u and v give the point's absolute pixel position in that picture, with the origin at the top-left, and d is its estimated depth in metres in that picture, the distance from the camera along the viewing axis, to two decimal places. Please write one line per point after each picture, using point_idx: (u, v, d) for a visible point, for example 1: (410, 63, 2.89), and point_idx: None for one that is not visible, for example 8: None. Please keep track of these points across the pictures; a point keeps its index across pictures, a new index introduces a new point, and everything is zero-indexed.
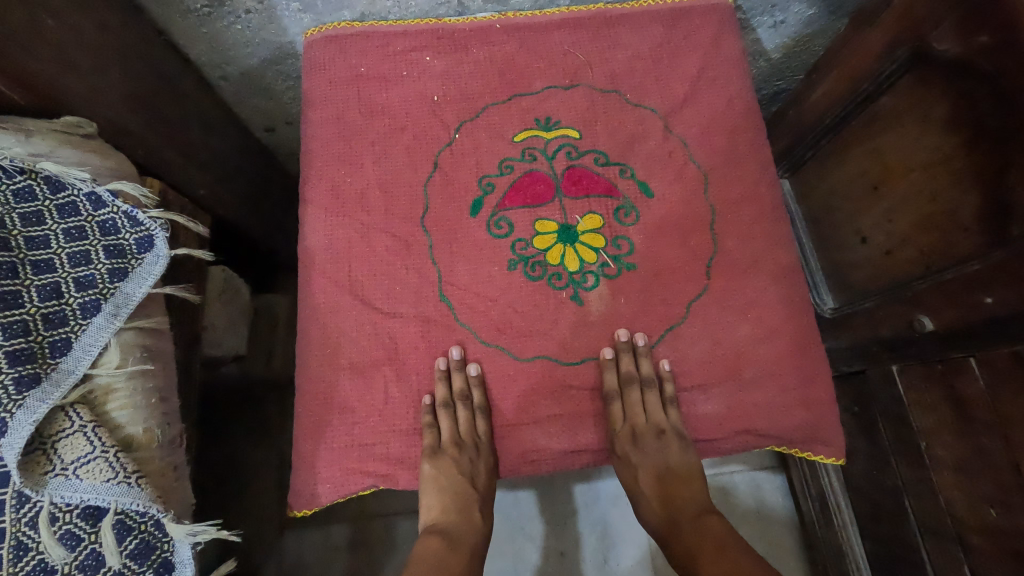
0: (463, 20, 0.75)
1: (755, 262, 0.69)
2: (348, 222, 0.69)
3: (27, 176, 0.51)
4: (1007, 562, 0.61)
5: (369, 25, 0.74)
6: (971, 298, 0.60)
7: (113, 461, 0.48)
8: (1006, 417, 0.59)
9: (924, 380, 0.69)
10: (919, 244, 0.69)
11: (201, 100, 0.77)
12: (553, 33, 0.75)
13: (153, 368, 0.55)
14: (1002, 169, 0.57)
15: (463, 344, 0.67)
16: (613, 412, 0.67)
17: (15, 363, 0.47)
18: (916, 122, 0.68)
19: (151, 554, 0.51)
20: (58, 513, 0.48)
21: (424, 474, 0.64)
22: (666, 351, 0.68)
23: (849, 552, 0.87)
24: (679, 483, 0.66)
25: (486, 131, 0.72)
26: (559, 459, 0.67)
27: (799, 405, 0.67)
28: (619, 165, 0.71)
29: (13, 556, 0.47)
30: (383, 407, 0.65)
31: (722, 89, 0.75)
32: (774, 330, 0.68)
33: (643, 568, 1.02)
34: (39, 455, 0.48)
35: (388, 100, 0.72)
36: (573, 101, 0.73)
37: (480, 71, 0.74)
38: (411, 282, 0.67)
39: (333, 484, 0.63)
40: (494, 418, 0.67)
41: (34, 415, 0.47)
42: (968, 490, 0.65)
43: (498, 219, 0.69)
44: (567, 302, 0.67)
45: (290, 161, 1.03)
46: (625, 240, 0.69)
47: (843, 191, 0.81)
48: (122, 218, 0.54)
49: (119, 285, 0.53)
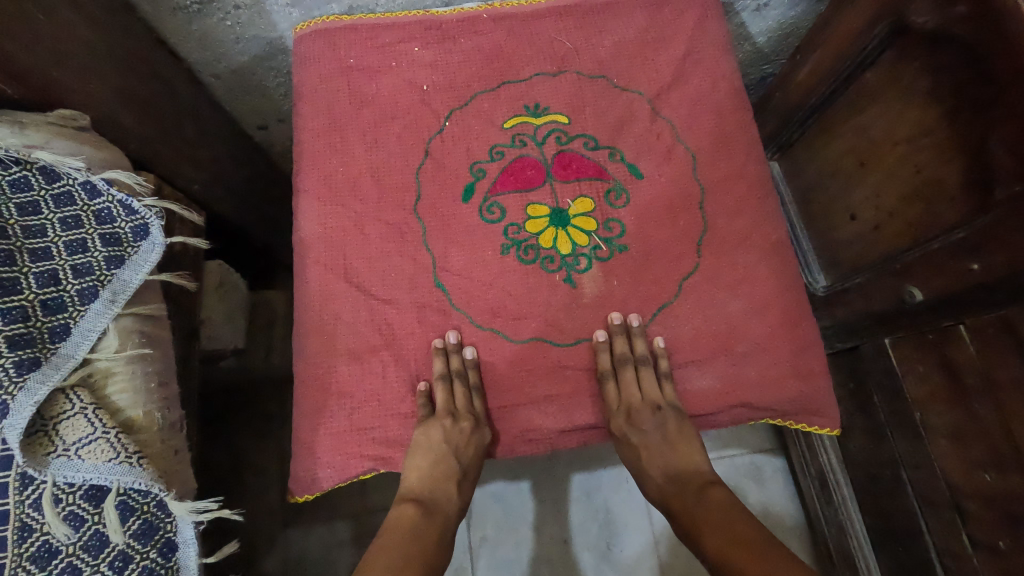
0: (451, 11, 0.76)
1: (745, 239, 0.70)
2: (342, 212, 0.69)
3: (22, 167, 0.51)
4: (1005, 526, 0.61)
5: (357, 18, 0.74)
6: (958, 265, 0.61)
7: (114, 441, 0.49)
8: (997, 380, 0.60)
9: (917, 349, 0.70)
10: (907, 217, 0.69)
11: (194, 97, 0.77)
12: (540, 21, 0.76)
13: (152, 352, 0.56)
14: (983, 137, 0.58)
15: (459, 329, 0.67)
16: (608, 392, 0.67)
17: (14, 348, 0.47)
18: (900, 96, 0.68)
19: (155, 534, 0.51)
20: (62, 494, 0.49)
21: (412, 440, 0.64)
22: (659, 329, 0.69)
23: (850, 528, 0.88)
24: (678, 456, 0.67)
25: (476, 118, 0.73)
26: (556, 438, 0.68)
27: (792, 378, 0.68)
28: (609, 149, 0.72)
29: (18, 537, 0.47)
30: (382, 392, 0.66)
31: (709, 73, 0.76)
32: (766, 307, 0.69)
33: (646, 553, 1.03)
34: (41, 437, 0.48)
35: (379, 90, 0.73)
36: (562, 87, 0.74)
37: (469, 60, 0.74)
38: (406, 268, 0.68)
39: (333, 469, 0.64)
40: (489, 399, 0.67)
41: (35, 397, 0.47)
42: (962, 456, 0.66)
43: (490, 204, 0.70)
44: (560, 284, 0.68)
45: (283, 158, 1.03)
46: (617, 223, 0.70)
47: (831, 168, 0.82)
48: (117, 207, 0.55)
49: (116, 272, 0.54)
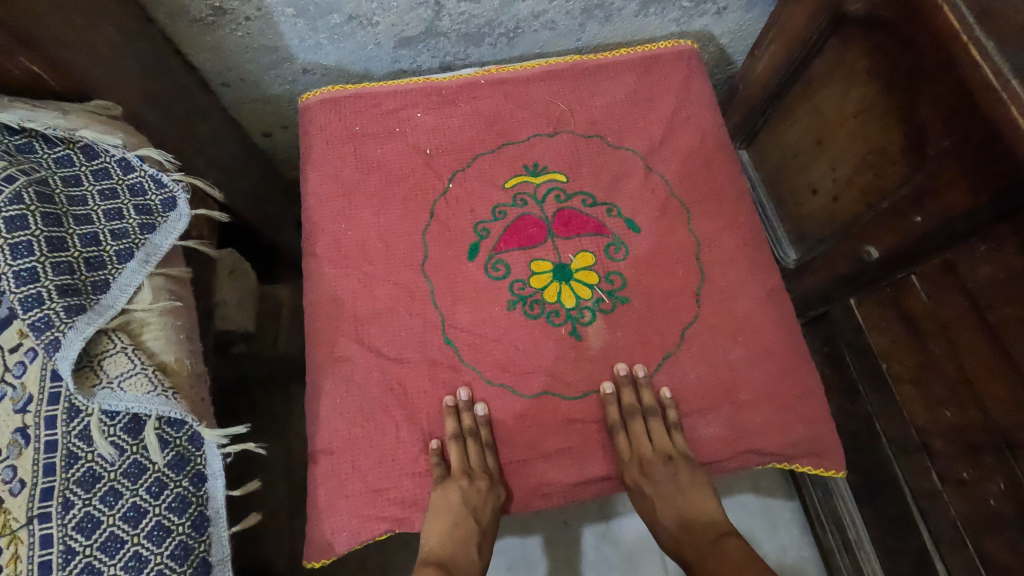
0: (451, 78, 0.85)
1: (705, 215, 0.80)
2: (352, 274, 0.76)
3: (65, 147, 0.58)
4: (967, 458, 0.66)
5: (364, 87, 0.84)
6: (903, 219, 0.68)
7: (152, 375, 0.54)
8: (946, 318, 0.66)
9: (877, 305, 0.76)
10: (860, 185, 0.77)
11: (206, 104, 0.84)
12: (534, 85, 0.85)
13: (182, 308, 0.61)
14: (913, 102, 0.66)
15: (471, 386, 0.72)
16: (619, 444, 0.71)
17: (64, 295, 0.53)
18: (844, 81, 0.77)
19: (187, 465, 0.56)
20: (105, 425, 0.54)
21: (430, 503, 0.68)
22: (665, 379, 0.74)
23: (835, 487, 0.91)
24: (690, 505, 0.70)
25: (479, 178, 0.80)
26: (569, 491, 0.71)
27: (744, 335, 0.74)
28: (607, 205, 0.79)
29: (65, 463, 0.53)
30: (395, 454, 0.70)
31: (694, 125, 0.84)
32: (729, 271, 0.77)
33: (648, 544, 1.04)
34: (88, 370, 0.54)
35: (384, 155, 0.81)
36: (557, 147, 0.82)
37: (468, 123, 0.83)
38: (416, 326, 0.74)
39: (350, 534, 0.68)
40: (501, 455, 0.71)
41: (84, 334, 0.52)
42: (926, 399, 0.70)
43: (495, 261, 0.76)
44: (567, 337, 0.73)
45: (286, 166, 1.11)
46: (618, 275, 0.76)
47: (793, 150, 0.90)
48: (148, 180, 0.61)
49: (148, 237, 0.59)
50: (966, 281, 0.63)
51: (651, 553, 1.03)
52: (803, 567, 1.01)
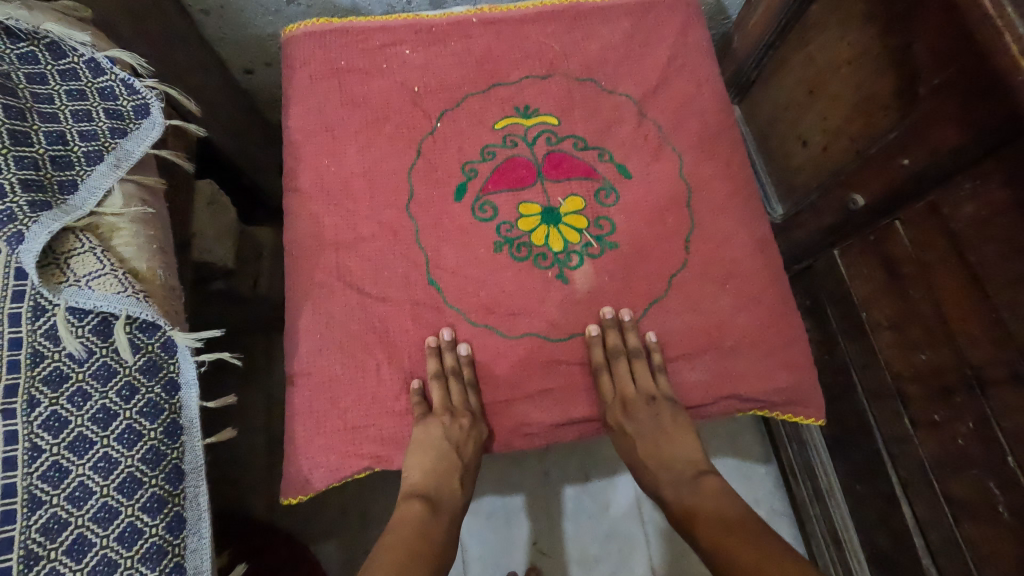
0: (441, 16, 0.81)
1: (699, 164, 0.78)
2: (336, 208, 0.74)
3: (29, 44, 0.56)
4: (939, 398, 0.68)
5: (347, 21, 0.80)
6: (891, 163, 0.67)
7: (121, 277, 0.55)
8: (927, 260, 0.66)
9: (861, 254, 0.76)
10: (849, 134, 0.76)
11: (186, 35, 0.80)
12: (527, 26, 0.82)
13: (152, 215, 0.61)
14: (907, 43, 0.64)
15: (454, 326, 0.73)
16: (602, 383, 0.73)
17: (27, 188, 0.52)
18: (838, 25, 0.73)
19: (159, 371, 0.58)
20: (73, 325, 0.54)
21: (412, 438, 0.69)
22: (650, 324, 0.74)
23: (810, 440, 0.96)
24: (673, 445, 0.72)
25: (468, 119, 0.78)
26: (551, 431, 0.73)
27: (732, 285, 0.75)
28: (597, 149, 0.78)
29: (31, 361, 0.52)
30: (376, 391, 0.71)
31: (692, 73, 0.82)
32: (722, 219, 0.77)
33: (631, 517, 1.09)
34: (53, 268, 0.54)
35: (370, 90, 0.78)
36: (550, 90, 0.79)
37: (459, 60, 0.80)
38: (399, 266, 0.73)
39: (328, 468, 0.69)
40: (484, 395, 0.72)
41: (50, 229, 0.52)
42: (903, 345, 0.72)
43: (482, 203, 0.75)
44: (553, 280, 0.73)
45: (266, 105, 1.07)
46: (607, 220, 0.75)
47: (785, 102, 0.88)
48: (120, 85, 0.60)
49: (119, 141, 0.59)
50: (950, 223, 0.63)
51: (633, 525, 1.08)
52: (774, 516, 1.07)
